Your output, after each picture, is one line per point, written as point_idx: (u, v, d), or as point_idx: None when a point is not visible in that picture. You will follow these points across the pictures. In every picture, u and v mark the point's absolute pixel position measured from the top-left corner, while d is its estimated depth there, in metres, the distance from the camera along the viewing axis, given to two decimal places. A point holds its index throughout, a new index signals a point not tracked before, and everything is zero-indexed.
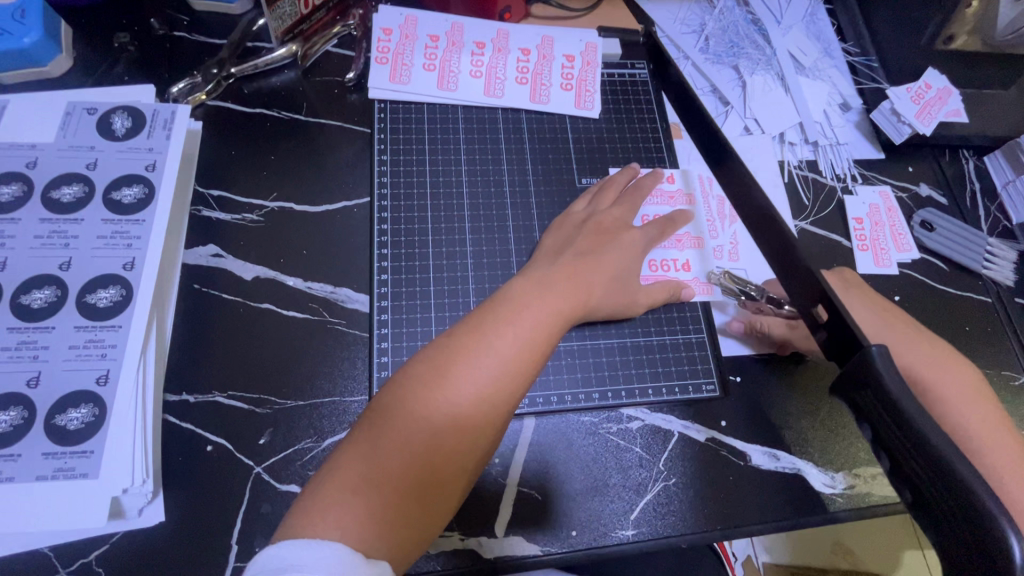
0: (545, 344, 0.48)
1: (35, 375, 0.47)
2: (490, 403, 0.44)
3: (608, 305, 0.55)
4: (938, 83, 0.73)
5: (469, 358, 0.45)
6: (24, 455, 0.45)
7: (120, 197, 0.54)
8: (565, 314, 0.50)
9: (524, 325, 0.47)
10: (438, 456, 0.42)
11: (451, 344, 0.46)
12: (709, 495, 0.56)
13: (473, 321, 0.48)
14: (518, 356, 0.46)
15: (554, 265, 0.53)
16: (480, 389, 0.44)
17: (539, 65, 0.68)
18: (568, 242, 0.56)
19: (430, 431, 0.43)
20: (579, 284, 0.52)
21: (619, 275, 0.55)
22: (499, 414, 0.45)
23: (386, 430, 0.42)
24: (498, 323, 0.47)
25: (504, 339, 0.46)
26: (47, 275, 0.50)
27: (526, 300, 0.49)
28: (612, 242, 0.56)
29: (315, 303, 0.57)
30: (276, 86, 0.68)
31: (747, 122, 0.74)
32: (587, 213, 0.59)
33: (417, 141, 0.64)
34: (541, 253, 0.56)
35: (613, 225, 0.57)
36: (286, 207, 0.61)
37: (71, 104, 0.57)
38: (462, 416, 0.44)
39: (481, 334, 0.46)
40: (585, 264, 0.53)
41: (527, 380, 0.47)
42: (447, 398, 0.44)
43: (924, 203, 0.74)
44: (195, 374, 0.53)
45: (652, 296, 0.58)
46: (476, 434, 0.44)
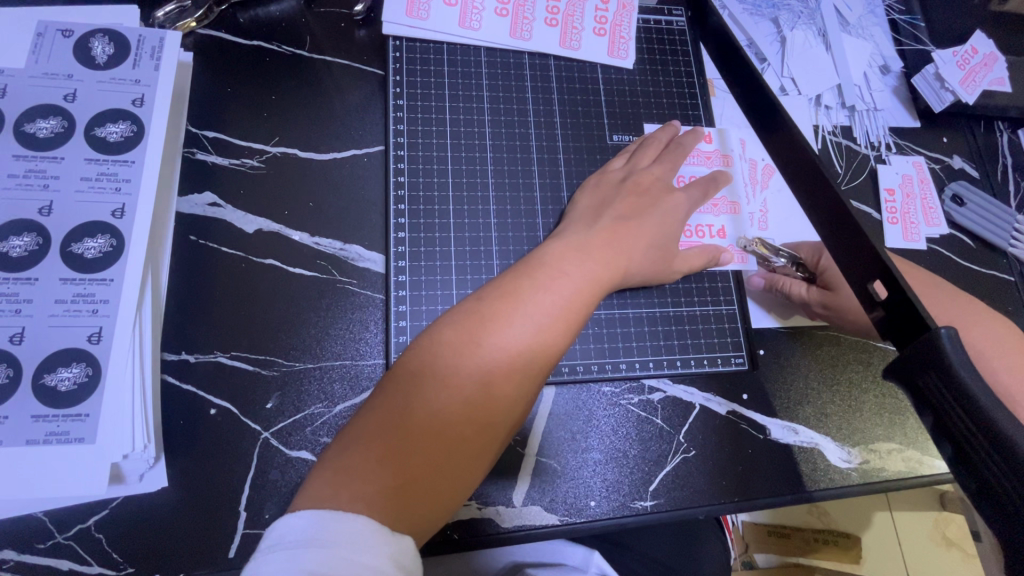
0: (582, 313, 0.45)
1: (19, 331, 0.43)
2: (524, 374, 0.42)
3: (644, 273, 0.52)
4: (985, 48, 0.70)
5: (504, 325, 0.42)
6: (12, 417, 0.42)
7: (105, 135, 0.48)
8: (602, 282, 0.47)
9: (561, 292, 0.45)
10: (467, 425, 0.40)
11: (484, 309, 0.43)
12: (729, 467, 0.55)
13: (507, 284, 0.45)
14: (555, 325, 0.44)
15: (592, 231, 0.50)
16: (514, 358, 0.42)
17: (570, 6, 0.62)
18: (606, 203, 0.52)
19: (460, 399, 0.40)
20: (616, 250, 0.49)
21: (658, 241, 0.52)
22: (530, 386, 0.43)
23: (413, 396, 0.40)
24: (535, 289, 0.44)
25: (541, 307, 0.44)
26: (26, 221, 0.45)
27: (563, 266, 0.46)
28: (651, 205, 0.53)
29: (324, 260, 0.53)
30: (275, 16, 0.61)
31: (784, 82, 0.70)
32: (625, 172, 0.55)
33: (435, 86, 0.58)
34: (574, 216, 0.52)
35: (652, 185, 0.54)
36: (289, 154, 0.56)
37: (42, 23, 0.50)
38: (494, 386, 0.41)
39: (516, 300, 0.44)
40: (624, 229, 0.50)
41: (561, 351, 0.44)
42: (479, 366, 0.41)
43: (956, 175, 0.72)
44: (195, 332, 0.50)
45: (687, 265, 0.55)
46: (506, 406, 0.41)
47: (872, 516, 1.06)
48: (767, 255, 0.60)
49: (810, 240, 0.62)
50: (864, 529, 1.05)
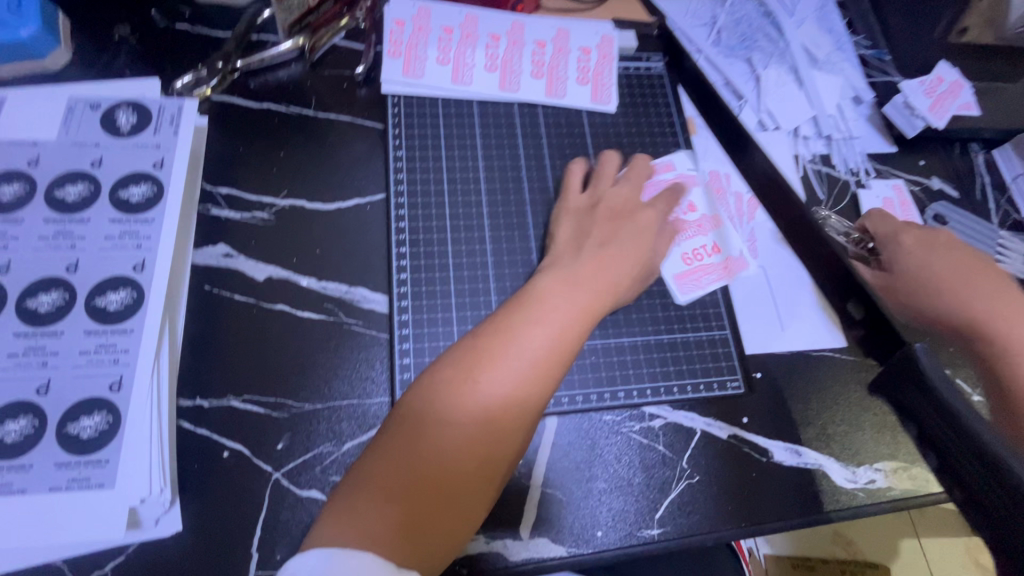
0: (574, 342, 0.47)
1: (46, 382, 0.45)
2: (523, 405, 0.44)
3: (633, 293, 0.54)
4: (951, 76, 0.73)
5: (501, 359, 0.44)
6: (37, 465, 0.43)
7: (128, 196, 0.52)
8: (592, 310, 0.50)
9: (553, 324, 0.47)
10: (472, 459, 0.41)
11: (481, 345, 0.45)
12: (733, 492, 0.55)
13: (500, 320, 0.47)
14: (549, 356, 0.46)
15: (578, 262, 0.52)
16: (510, 391, 0.44)
17: (554, 59, 0.66)
18: (585, 231, 0.55)
19: (463, 434, 0.42)
20: (604, 280, 0.51)
21: (638, 256, 0.54)
22: (530, 417, 0.44)
23: (417, 434, 0.41)
24: (528, 322, 0.47)
25: (535, 339, 0.46)
26: (54, 278, 0.48)
27: (554, 298, 0.49)
28: (625, 224, 0.55)
29: (332, 303, 0.57)
30: (283, 80, 0.66)
31: (761, 116, 0.73)
32: (593, 198, 0.58)
33: (432, 138, 0.62)
34: (560, 247, 0.55)
35: (623, 206, 0.57)
36: (297, 205, 0.60)
37: (73, 98, 0.55)
38: (494, 419, 0.43)
39: (510, 334, 0.46)
40: (606, 256, 0.53)
41: (557, 381, 0.46)
42: (479, 401, 0.43)
43: (936, 196, 0.75)
44: (210, 378, 0.52)
45: (669, 268, 0.57)
46: (506, 438, 0.43)
47: (899, 543, 1.04)
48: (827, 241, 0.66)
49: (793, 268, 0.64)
50: (892, 558, 1.02)
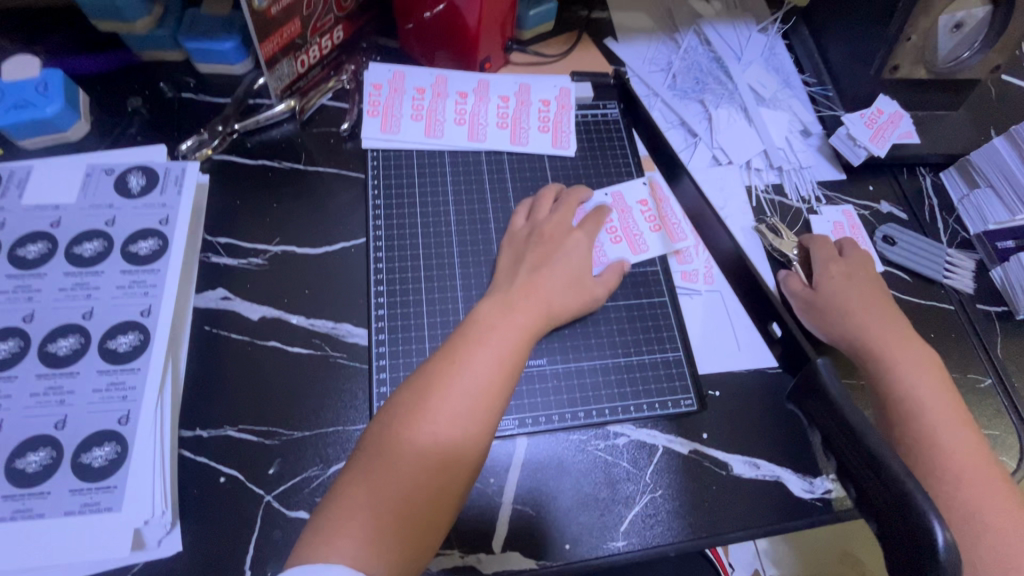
0: (514, 358, 0.53)
1: (62, 418, 0.51)
2: (471, 420, 0.49)
3: (573, 306, 0.61)
4: (889, 108, 0.79)
5: (447, 381, 0.50)
6: (53, 492, 0.48)
7: (137, 250, 0.59)
8: (528, 329, 0.56)
9: (494, 346, 0.53)
10: (428, 474, 0.46)
11: (429, 372, 0.51)
12: (693, 504, 0.59)
13: (447, 349, 0.53)
14: (491, 374, 0.51)
15: (513, 287, 0.59)
16: (458, 408, 0.49)
17: (517, 111, 0.73)
18: (519, 258, 0.62)
19: (417, 452, 0.47)
20: (537, 301, 0.58)
21: (573, 276, 0.61)
22: (480, 430, 0.49)
23: (377, 457, 0.47)
24: (470, 346, 0.52)
25: (477, 361, 0.51)
26: (72, 325, 0.54)
27: (494, 323, 0.55)
28: (555, 249, 0.62)
29: (319, 338, 0.62)
30: (277, 138, 0.73)
31: (715, 152, 0.80)
32: (530, 228, 0.65)
33: (407, 186, 0.69)
34: (500, 275, 0.62)
35: (555, 232, 0.64)
36: (288, 251, 0.67)
37: (91, 166, 0.62)
38: (445, 435, 0.48)
39: (454, 359, 0.51)
40: (539, 278, 0.60)
41: (503, 395, 0.51)
42: (431, 421, 0.48)
43: (885, 218, 0.79)
44: (209, 410, 0.58)
45: (607, 286, 0.64)
46: (459, 450, 0.48)
47: None
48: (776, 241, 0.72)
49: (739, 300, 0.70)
50: None
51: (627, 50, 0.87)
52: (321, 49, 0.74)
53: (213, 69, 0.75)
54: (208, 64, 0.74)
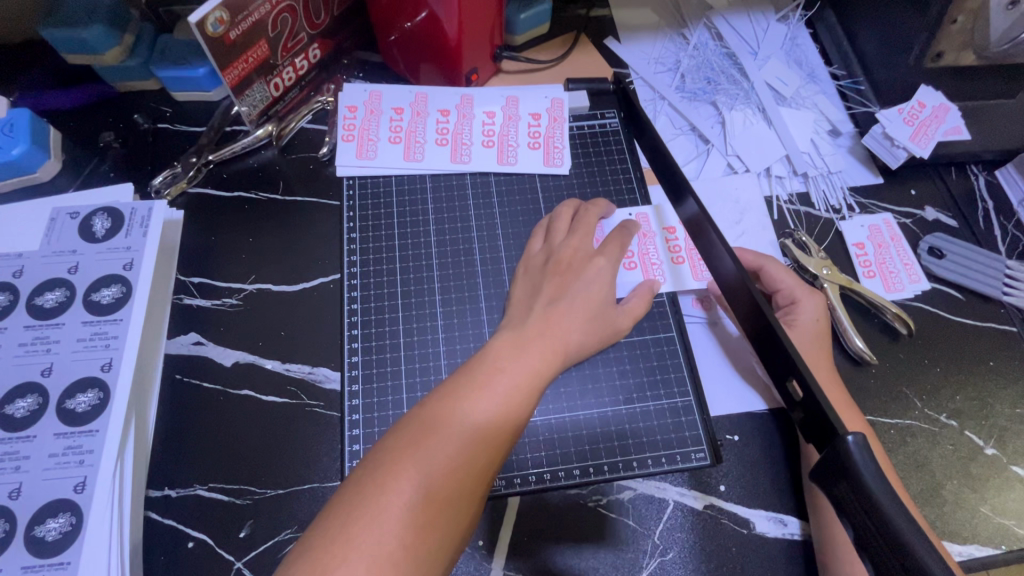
0: (524, 406, 0.47)
1: (17, 487, 0.48)
2: (467, 474, 0.42)
3: (591, 346, 0.54)
4: (933, 100, 0.68)
5: (446, 426, 0.43)
6: (5, 569, 0.45)
7: (99, 299, 0.55)
8: (541, 374, 0.49)
9: (500, 390, 0.46)
10: (413, 532, 0.39)
11: (426, 414, 0.44)
12: (710, 570, 0.52)
13: (447, 389, 0.46)
14: (494, 424, 0.45)
15: (527, 323, 0.52)
16: (454, 459, 0.42)
17: (504, 127, 0.69)
18: (535, 290, 0.55)
19: (404, 503, 0.39)
20: (553, 341, 0.51)
21: (594, 313, 0.54)
22: (471, 490, 0.42)
23: (357, 507, 0.39)
24: (474, 389, 0.46)
25: (481, 407, 0.45)
26: (30, 384, 0.51)
27: (502, 363, 0.48)
28: (575, 280, 0.55)
29: (294, 385, 0.58)
30: (253, 166, 0.69)
31: (729, 160, 0.72)
32: (547, 253, 0.58)
33: (386, 213, 0.65)
34: (513, 310, 0.55)
35: (574, 259, 0.57)
36: (263, 289, 0.62)
37: (55, 210, 0.59)
38: (435, 488, 0.41)
39: (455, 401, 0.45)
40: (556, 314, 0.53)
41: (501, 449, 0.45)
42: (424, 469, 0.41)
43: (931, 227, 0.70)
44: (178, 468, 0.54)
45: (632, 317, 0.57)
46: (450, 509, 0.41)
47: None
48: (801, 256, 0.65)
49: None
50: None
51: (630, 50, 0.79)
52: (296, 70, 0.69)
53: (189, 96, 0.72)
54: (183, 91, 0.70)
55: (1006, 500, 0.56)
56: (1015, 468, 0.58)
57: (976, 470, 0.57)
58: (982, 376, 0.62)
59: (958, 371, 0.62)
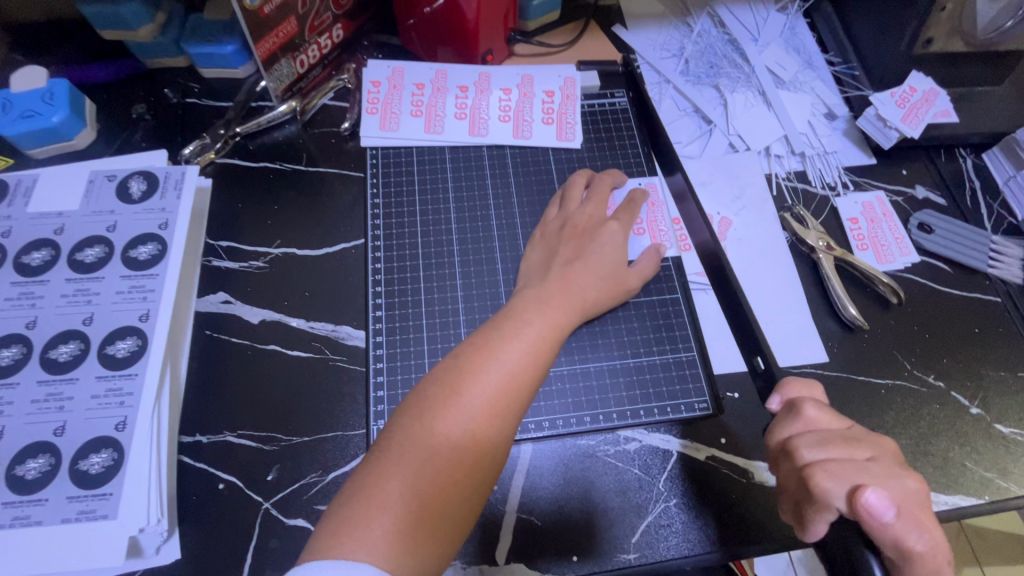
0: (548, 356, 0.50)
1: (62, 424, 0.51)
2: (504, 416, 0.45)
3: (606, 303, 0.58)
4: (924, 86, 0.72)
5: (481, 373, 0.46)
6: (51, 499, 0.48)
7: (136, 255, 0.59)
8: (562, 324, 0.52)
9: (527, 338, 0.49)
10: (459, 467, 0.43)
11: (461, 363, 0.47)
12: (712, 515, 0.55)
13: (480, 339, 0.49)
14: (525, 370, 0.47)
15: (546, 281, 0.56)
16: (491, 403, 0.45)
17: (520, 103, 0.73)
18: (553, 252, 0.59)
19: (448, 443, 0.43)
20: (572, 296, 0.55)
21: (607, 273, 0.58)
22: (508, 429, 0.45)
23: (405, 445, 0.42)
24: (506, 338, 0.48)
25: (512, 355, 0.47)
26: (73, 331, 0.55)
27: (529, 317, 0.51)
28: (591, 242, 0.59)
29: (318, 341, 0.61)
30: (278, 139, 0.72)
31: (732, 139, 0.76)
32: (563, 219, 0.62)
33: (406, 183, 0.69)
34: (531, 271, 0.59)
35: (588, 223, 0.61)
36: (289, 253, 0.66)
37: (93, 173, 0.62)
38: (477, 428, 0.44)
39: (490, 350, 0.47)
40: (574, 272, 0.56)
41: (532, 391, 0.48)
42: (464, 413, 0.44)
43: (921, 205, 0.73)
44: (209, 416, 0.57)
45: (642, 277, 0.61)
46: (490, 448, 0.44)
47: None
48: (800, 228, 0.69)
49: (771, 297, 0.66)
50: None
51: (637, 36, 0.83)
52: (321, 48, 0.73)
53: (217, 73, 0.75)
54: (211, 67, 0.74)
55: (990, 455, 0.60)
56: (998, 426, 0.61)
57: (962, 427, 0.61)
58: (969, 343, 0.65)
59: (946, 337, 0.65)
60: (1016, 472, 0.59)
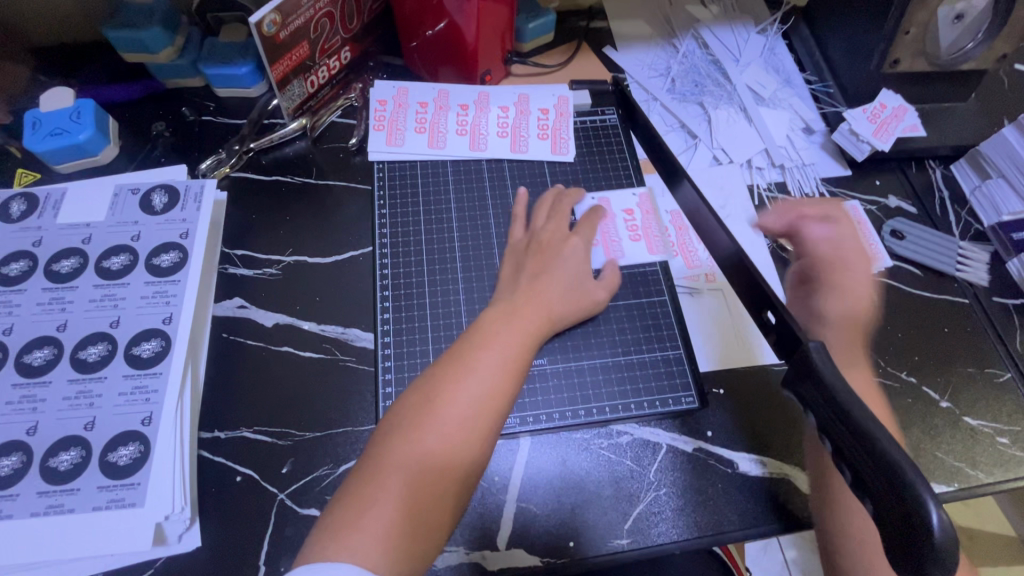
0: (517, 366, 0.54)
1: (91, 420, 0.54)
2: (475, 424, 0.49)
3: (574, 310, 0.62)
4: (893, 102, 0.78)
5: (453, 386, 0.50)
6: (83, 489, 0.52)
7: (160, 262, 0.63)
8: (528, 335, 0.56)
9: (498, 349, 0.53)
10: (438, 473, 0.47)
11: (434, 379, 0.51)
12: (698, 502, 0.59)
13: (451, 356, 0.53)
14: (494, 380, 0.51)
15: (514, 295, 0.60)
16: (463, 413, 0.49)
17: (517, 120, 0.78)
18: (519, 266, 0.64)
19: (424, 452, 0.47)
20: (539, 307, 0.59)
21: (571, 286, 0.62)
22: (481, 434, 0.49)
23: (385, 457, 0.47)
24: (474, 352, 0.53)
25: (480, 367, 0.52)
26: (101, 333, 0.58)
27: (496, 330, 0.55)
28: (553, 259, 0.64)
29: (328, 343, 0.65)
30: (289, 154, 0.77)
31: (715, 152, 0.81)
32: (529, 237, 0.67)
33: (411, 195, 0.73)
34: (503, 284, 0.63)
35: (553, 239, 0.66)
36: (301, 261, 0.70)
37: (118, 187, 0.67)
38: (450, 437, 0.48)
39: (460, 365, 0.52)
40: (541, 286, 0.61)
41: (504, 399, 0.51)
42: (438, 424, 0.48)
43: (894, 213, 0.78)
44: (226, 413, 0.61)
45: (607, 289, 0.65)
46: (466, 454, 0.48)
47: None
48: None
49: None
50: None
51: (626, 57, 0.88)
52: (330, 70, 0.78)
53: (231, 92, 0.80)
54: (226, 87, 0.79)
55: (960, 446, 0.64)
56: (967, 418, 0.65)
57: (934, 420, 0.65)
58: (940, 341, 0.70)
59: (918, 336, 0.70)
60: (985, 461, 0.63)
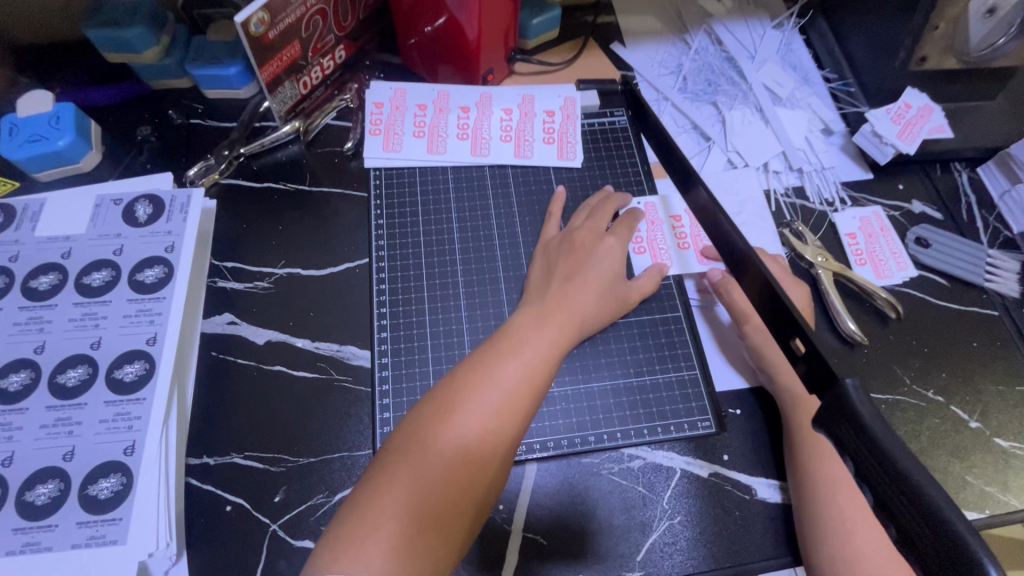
0: (545, 374, 0.50)
1: (70, 450, 0.51)
2: (500, 435, 0.45)
3: (603, 316, 0.59)
4: (919, 101, 0.74)
5: (475, 391, 0.46)
6: (61, 524, 0.49)
7: (143, 278, 0.59)
8: (557, 341, 0.52)
9: (526, 355, 0.50)
10: (455, 483, 0.43)
11: (456, 382, 0.47)
12: (715, 532, 0.56)
13: (476, 359, 0.49)
14: (519, 387, 0.47)
15: (545, 299, 0.56)
16: (485, 422, 0.45)
17: (521, 123, 0.74)
18: (555, 264, 0.61)
19: (442, 461, 0.43)
20: (570, 311, 0.55)
21: (605, 290, 0.59)
22: (504, 446, 0.45)
23: (399, 464, 0.43)
24: (500, 357, 0.49)
25: (506, 372, 0.48)
26: (80, 355, 0.55)
27: (525, 335, 0.52)
28: (589, 257, 0.60)
29: (323, 361, 0.62)
30: (281, 159, 0.73)
31: (730, 156, 0.77)
32: (565, 233, 0.64)
33: (410, 203, 0.70)
34: (532, 288, 0.60)
35: (590, 237, 0.62)
36: (294, 274, 0.66)
37: (100, 197, 0.63)
38: (472, 446, 0.44)
39: (485, 369, 0.48)
40: (572, 288, 0.57)
41: (529, 410, 0.48)
42: (459, 431, 0.45)
43: (918, 220, 0.74)
44: (217, 438, 0.57)
45: (642, 292, 0.62)
46: (487, 466, 0.44)
47: None
48: (798, 245, 0.70)
49: None
50: None
51: (635, 54, 0.84)
52: (324, 70, 0.74)
53: (221, 94, 0.76)
54: (215, 89, 0.75)
55: (990, 469, 0.60)
56: (997, 439, 0.62)
57: (962, 441, 0.62)
58: (968, 357, 0.66)
59: (945, 351, 0.66)
60: (1017, 486, 0.60)
